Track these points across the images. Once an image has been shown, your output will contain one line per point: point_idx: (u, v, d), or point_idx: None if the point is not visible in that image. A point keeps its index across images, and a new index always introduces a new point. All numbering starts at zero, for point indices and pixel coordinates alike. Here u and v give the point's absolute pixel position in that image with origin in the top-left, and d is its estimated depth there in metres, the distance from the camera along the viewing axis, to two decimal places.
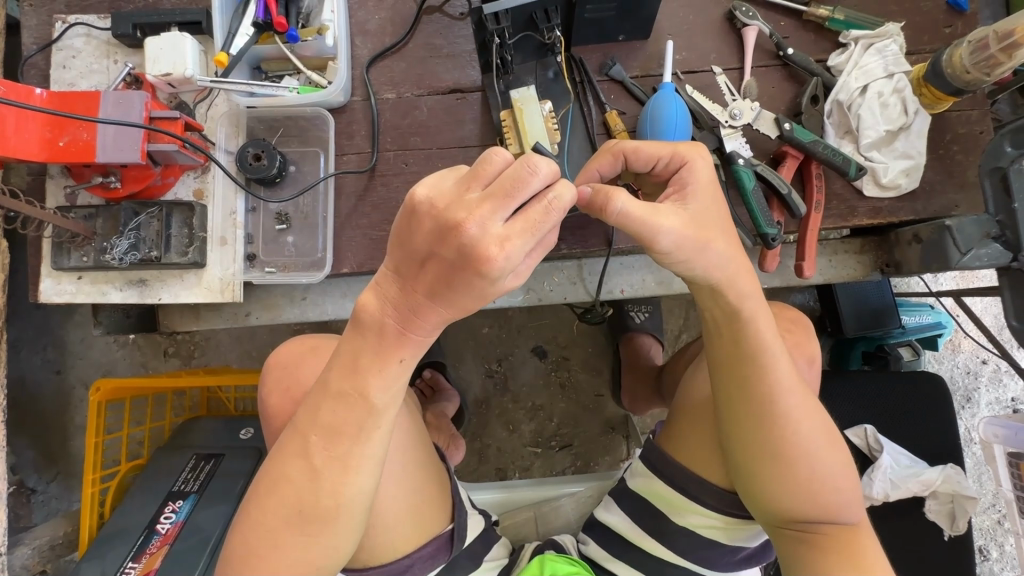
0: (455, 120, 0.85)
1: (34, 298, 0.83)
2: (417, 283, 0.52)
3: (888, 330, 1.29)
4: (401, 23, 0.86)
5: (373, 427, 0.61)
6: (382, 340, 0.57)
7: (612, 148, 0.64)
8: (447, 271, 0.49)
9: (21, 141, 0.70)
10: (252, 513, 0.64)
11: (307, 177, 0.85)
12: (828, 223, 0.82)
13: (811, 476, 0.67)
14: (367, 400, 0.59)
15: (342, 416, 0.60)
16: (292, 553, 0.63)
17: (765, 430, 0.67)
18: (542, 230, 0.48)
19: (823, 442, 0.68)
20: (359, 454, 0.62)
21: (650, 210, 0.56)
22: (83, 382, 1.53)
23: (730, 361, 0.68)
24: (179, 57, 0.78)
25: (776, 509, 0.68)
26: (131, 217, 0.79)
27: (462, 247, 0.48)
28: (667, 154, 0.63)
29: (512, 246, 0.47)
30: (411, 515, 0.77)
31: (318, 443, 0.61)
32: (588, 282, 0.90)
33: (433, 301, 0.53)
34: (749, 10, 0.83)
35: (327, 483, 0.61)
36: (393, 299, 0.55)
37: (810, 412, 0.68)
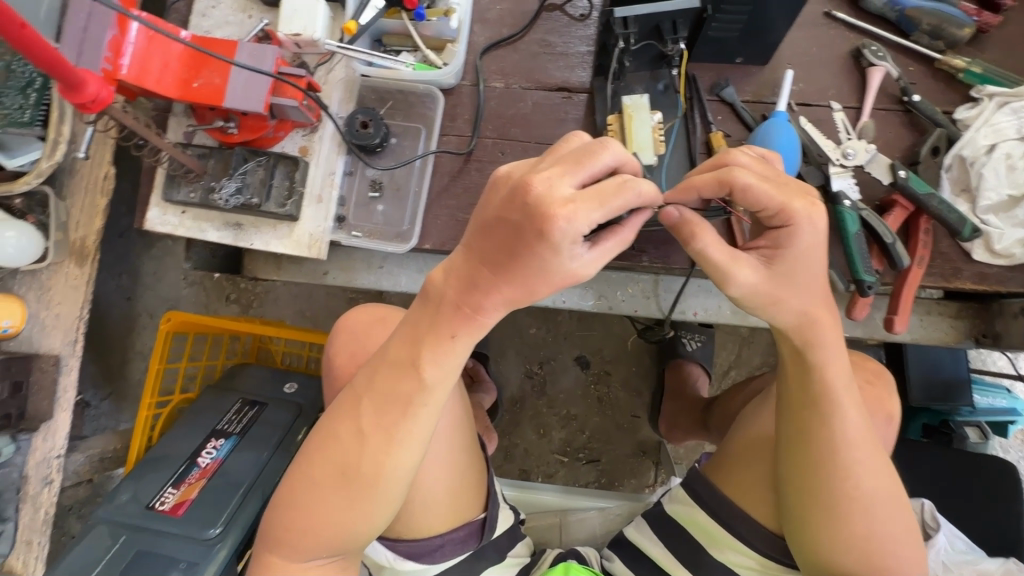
0: (557, 118, 0.86)
1: (139, 224, 0.88)
2: (484, 268, 0.53)
3: (956, 405, 1.24)
4: (521, 16, 0.88)
5: (423, 402, 0.60)
6: (452, 320, 0.57)
7: (725, 177, 0.57)
8: (508, 241, 0.50)
9: (162, 76, 0.74)
10: (298, 466, 0.64)
11: (406, 151, 0.87)
12: (928, 281, 0.78)
13: (870, 537, 0.63)
14: (419, 375, 0.59)
15: (395, 385, 0.60)
16: (331, 515, 0.62)
17: (826, 478, 0.64)
18: (612, 203, 0.49)
19: (886, 501, 0.64)
20: (404, 427, 0.61)
21: (732, 258, 0.58)
22: (148, 312, 1.63)
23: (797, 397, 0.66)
24: (310, 20, 0.81)
25: (824, 563, 0.65)
26: (241, 162, 0.83)
27: (527, 207, 0.48)
28: (775, 207, 0.57)
29: (576, 209, 0.47)
30: (450, 498, 0.78)
31: (369, 408, 0.61)
32: (662, 299, 0.87)
33: (499, 280, 0.53)
34: (878, 51, 0.80)
35: (371, 450, 0.61)
36: (469, 283, 0.55)
37: (879, 468, 0.64)
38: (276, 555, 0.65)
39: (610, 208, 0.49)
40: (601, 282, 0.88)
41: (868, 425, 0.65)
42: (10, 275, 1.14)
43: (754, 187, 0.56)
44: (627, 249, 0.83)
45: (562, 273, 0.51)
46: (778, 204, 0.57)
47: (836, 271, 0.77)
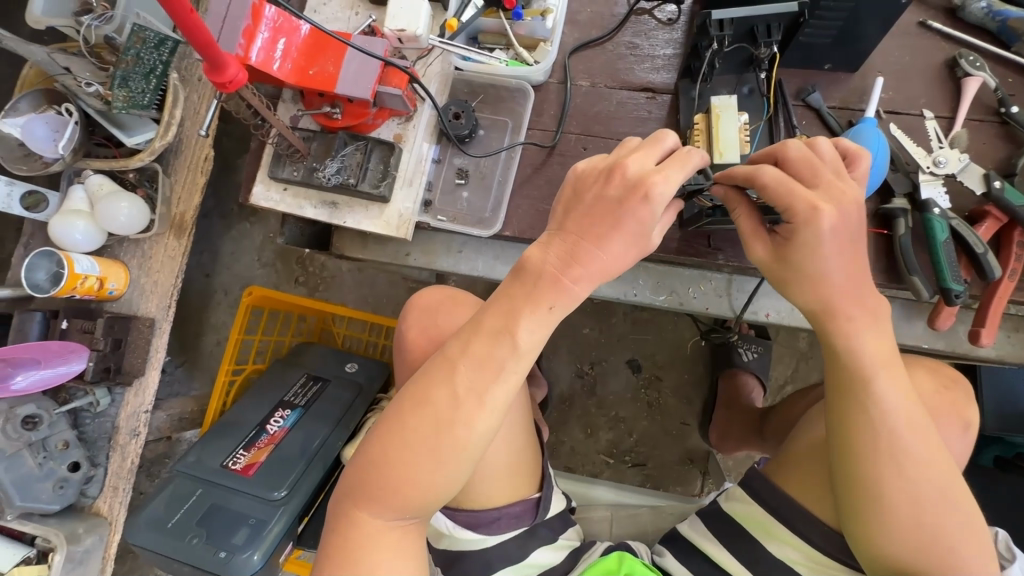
0: (640, 117, 0.89)
1: (244, 199, 0.96)
2: (577, 236, 0.64)
3: None
4: (610, 19, 0.92)
5: (511, 364, 0.63)
6: (549, 292, 0.63)
7: (752, 171, 0.64)
8: (610, 207, 0.63)
9: (282, 63, 0.82)
10: (388, 428, 0.65)
11: (493, 143, 0.92)
12: (1021, 295, 0.76)
13: (932, 538, 0.62)
14: (515, 339, 0.63)
15: (490, 348, 0.63)
16: (419, 474, 0.63)
17: (879, 469, 0.63)
18: (691, 163, 0.62)
19: (948, 500, 0.62)
20: (495, 392, 0.63)
21: (753, 235, 0.68)
22: (223, 288, 1.74)
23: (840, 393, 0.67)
24: (414, 17, 0.86)
25: (884, 558, 0.64)
26: (342, 146, 0.90)
27: (625, 180, 0.62)
28: (783, 205, 0.63)
29: (668, 173, 0.61)
30: (508, 470, 0.81)
31: (466, 372, 0.63)
32: (734, 298, 0.88)
33: (596, 244, 0.63)
34: (975, 61, 0.80)
35: (465, 412, 0.62)
36: (570, 259, 0.64)
37: (940, 460, 0.63)
38: (359, 516, 0.65)
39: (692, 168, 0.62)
40: (673, 278, 0.89)
41: (926, 423, 0.64)
42: (118, 242, 1.25)
43: (771, 181, 0.63)
44: (703, 247, 0.84)
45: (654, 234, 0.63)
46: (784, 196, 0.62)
47: (921, 278, 0.75)
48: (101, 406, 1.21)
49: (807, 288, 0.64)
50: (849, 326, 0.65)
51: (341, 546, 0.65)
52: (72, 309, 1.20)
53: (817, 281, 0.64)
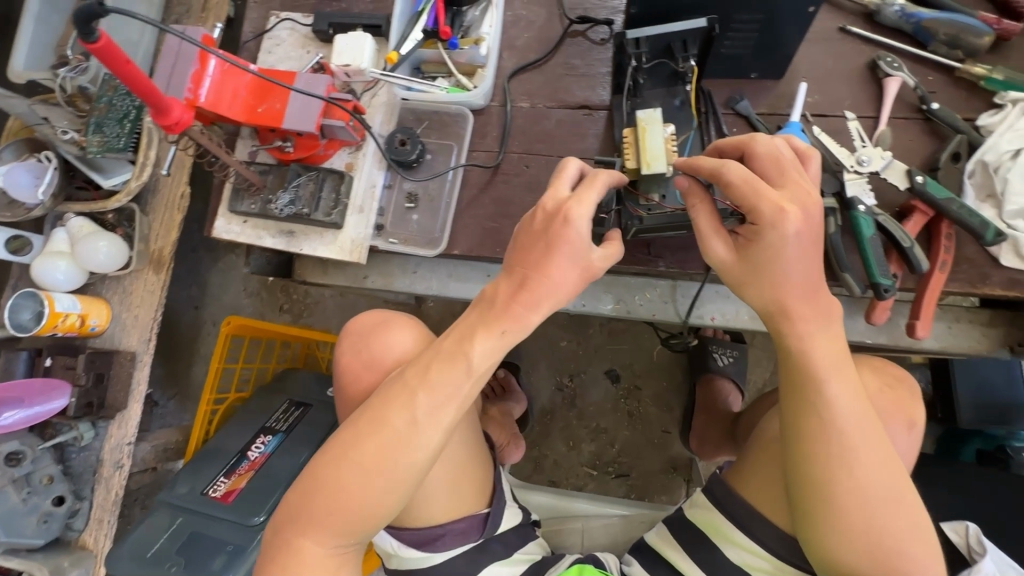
0: (579, 133, 0.92)
1: (207, 233, 1.00)
2: (519, 266, 0.64)
3: (1012, 429, 1.19)
4: (547, 42, 0.96)
5: (463, 384, 0.65)
6: (500, 320, 0.64)
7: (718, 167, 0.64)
8: (539, 234, 0.63)
9: (232, 103, 0.86)
10: (342, 452, 0.65)
11: (440, 166, 0.95)
12: (954, 286, 0.77)
13: (883, 543, 0.63)
14: (469, 362, 0.64)
15: (443, 372, 0.65)
16: (370, 495, 0.64)
17: (819, 475, 0.63)
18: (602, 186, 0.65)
19: (896, 502, 0.63)
20: (449, 415, 0.65)
21: (712, 233, 0.67)
22: (212, 319, 1.79)
23: (794, 396, 0.66)
24: (358, 52, 0.92)
25: (830, 560, 0.65)
26: (295, 177, 0.94)
27: (546, 211, 0.64)
28: (746, 205, 0.62)
29: (580, 199, 0.64)
30: (459, 485, 0.82)
31: (424, 398, 0.64)
32: (679, 303, 0.90)
33: (535, 270, 0.63)
34: (893, 61, 0.82)
35: (422, 434, 0.64)
36: (518, 283, 0.64)
37: (883, 463, 0.63)
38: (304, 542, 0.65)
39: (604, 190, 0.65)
40: (620, 287, 0.92)
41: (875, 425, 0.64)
42: (100, 279, 1.30)
43: (735, 182, 0.63)
44: (644, 255, 0.87)
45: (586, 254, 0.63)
46: (750, 195, 0.62)
47: (852, 275, 0.76)
48: (85, 440, 1.25)
49: (767, 288, 0.64)
50: (802, 330, 0.64)
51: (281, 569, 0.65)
52: (57, 346, 1.25)
53: (773, 282, 0.64)
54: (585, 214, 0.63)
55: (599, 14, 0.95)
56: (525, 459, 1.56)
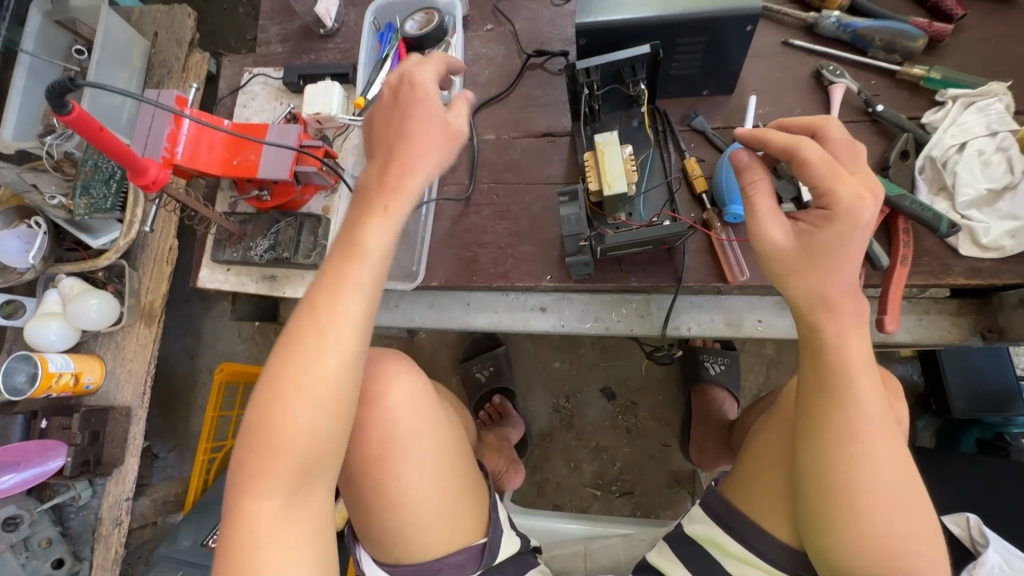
0: (544, 160, 0.95)
1: (193, 283, 1.03)
2: (384, 152, 0.66)
3: (1010, 417, 1.18)
4: (507, 76, 1.00)
5: (341, 330, 0.62)
6: (376, 193, 0.64)
7: (796, 145, 0.64)
8: (386, 105, 0.67)
9: (209, 159, 0.89)
10: (241, 461, 0.61)
11: (414, 201, 0.99)
12: (917, 279, 0.79)
13: (884, 537, 0.67)
14: (325, 331, 0.62)
15: (316, 313, 0.62)
16: (280, 503, 0.60)
17: (835, 470, 0.67)
18: (422, 85, 0.65)
19: (904, 496, 0.67)
20: (326, 392, 0.61)
21: (771, 214, 0.69)
22: (208, 367, 1.81)
23: (817, 390, 0.70)
24: (328, 100, 0.97)
25: (837, 562, 0.68)
26: (274, 223, 0.97)
27: (394, 91, 0.67)
28: (822, 188, 0.64)
29: (422, 69, 0.66)
30: (445, 516, 0.79)
31: (301, 397, 0.60)
32: (656, 316, 0.91)
33: (388, 161, 0.65)
34: (836, 69, 0.86)
35: (300, 427, 0.60)
36: (386, 167, 0.65)
37: (895, 460, 0.68)
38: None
39: (429, 81, 0.66)
40: (596, 305, 0.93)
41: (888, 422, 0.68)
42: (93, 337, 1.32)
43: (812, 164, 0.64)
44: (616, 272, 0.88)
45: (440, 126, 0.66)
46: (830, 181, 0.64)
47: None
48: (83, 499, 1.25)
49: (827, 274, 0.66)
50: (837, 324, 0.68)
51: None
52: (52, 407, 1.26)
53: (826, 272, 0.67)
54: (428, 75, 0.66)
55: (554, 46, 1.00)
56: (527, 484, 1.55)
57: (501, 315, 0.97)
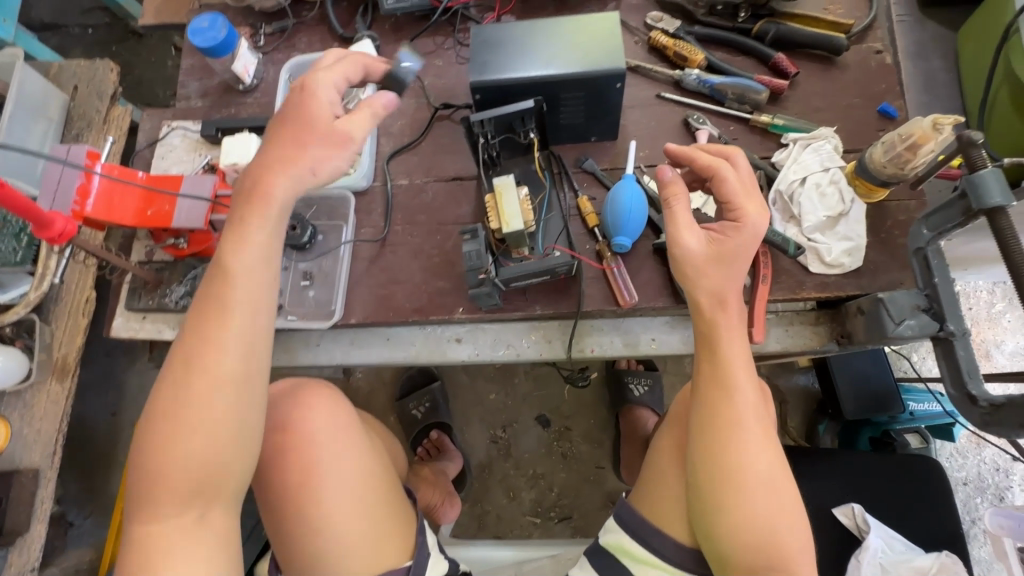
0: (454, 201, 1.03)
1: (106, 332, 1.02)
2: (284, 130, 0.75)
3: (892, 414, 1.34)
4: (418, 127, 1.09)
5: (241, 276, 0.73)
6: (230, 236, 0.74)
7: (716, 165, 0.81)
8: (296, 105, 0.75)
9: (122, 210, 0.91)
10: (169, 376, 0.71)
11: (332, 244, 1.03)
12: (777, 296, 0.91)
13: (760, 517, 0.75)
14: (227, 309, 0.72)
15: (207, 308, 0.72)
16: (220, 413, 0.70)
17: (722, 454, 0.76)
18: (318, 92, 0.75)
19: (778, 476, 0.77)
20: (218, 348, 0.71)
21: (687, 224, 0.80)
22: (132, 423, 1.73)
23: (707, 383, 0.80)
24: (244, 152, 1.01)
25: (725, 544, 0.75)
26: (191, 269, 0.99)
27: (299, 103, 0.75)
28: (735, 202, 0.80)
29: (327, 83, 0.76)
30: (372, 541, 0.80)
31: (199, 354, 0.70)
32: (563, 340, 0.99)
33: (282, 143, 0.74)
34: (700, 118, 1.00)
35: (188, 388, 0.70)
36: (291, 132, 0.75)
37: (767, 448, 0.77)
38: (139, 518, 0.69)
39: (330, 94, 0.76)
40: (508, 333, 1.00)
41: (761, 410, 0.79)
42: None
43: (729, 181, 0.80)
44: (522, 301, 0.96)
45: (320, 118, 0.75)
46: (740, 200, 0.80)
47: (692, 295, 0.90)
48: None
49: (730, 274, 0.80)
50: (726, 325, 0.80)
51: (140, 508, 0.69)
52: None
53: (731, 276, 0.80)
54: (330, 90, 0.76)
55: (460, 99, 1.10)
56: (467, 518, 1.57)
57: (420, 348, 1.02)
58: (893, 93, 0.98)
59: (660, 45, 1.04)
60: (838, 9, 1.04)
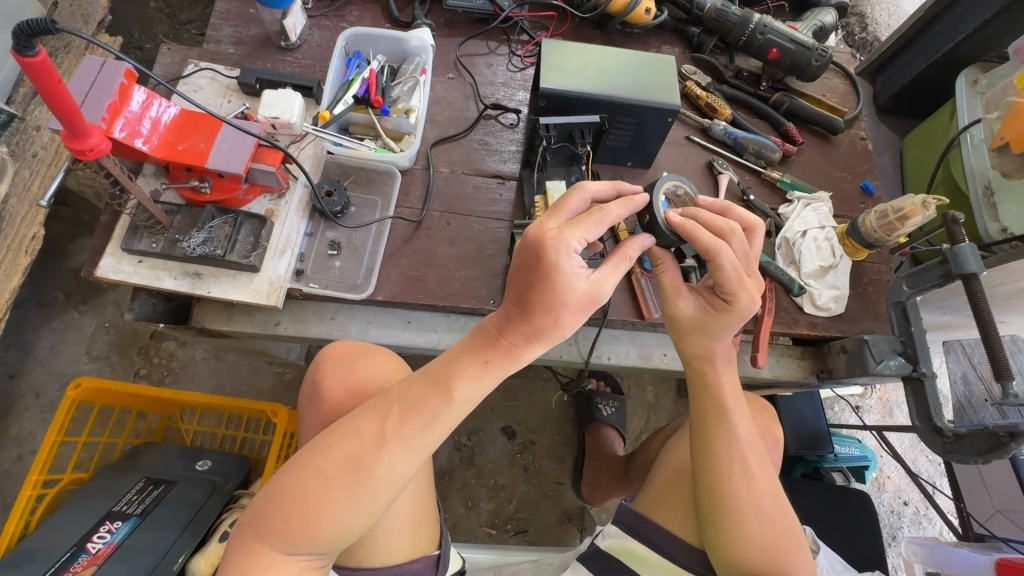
0: (493, 197, 1.06)
1: (88, 273, 0.90)
2: (525, 293, 0.64)
3: (822, 453, 1.48)
4: (463, 121, 1.11)
5: (482, 372, 0.68)
6: (489, 346, 0.68)
7: (713, 248, 0.74)
8: (532, 263, 0.63)
9: (151, 139, 0.86)
10: (360, 419, 0.68)
11: (364, 217, 1.01)
12: (776, 328, 1.02)
13: (763, 531, 0.79)
14: (449, 391, 0.67)
15: (424, 399, 0.67)
16: (395, 484, 0.67)
17: (726, 478, 0.81)
18: (588, 223, 0.64)
19: (771, 496, 0.81)
20: (422, 437, 0.67)
21: (674, 290, 0.83)
22: (34, 391, 1.46)
23: (702, 414, 0.85)
24: (288, 108, 0.95)
25: (736, 560, 0.79)
26: (209, 219, 0.91)
27: (547, 274, 0.62)
28: (731, 289, 0.77)
29: (568, 235, 0.62)
30: (411, 525, 0.80)
31: (396, 415, 0.67)
32: (582, 345, 1.03)
33: (529, 311, 0.65)
34: (723, 164, 1.12)
35: (387, 451, 0.66)
36: (530, 311, 0.65)
37: (763, 473, 0.82)
38: (254, 557, 0.65)
39: (589, 228, 0.64)
40: None
41: (753, 436, 0.85)
42: None
43: (724, 269, 0.75)
44: None
45: (575, 296, 0.64)
46: (735, 286, 0.76)
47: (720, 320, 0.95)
48: None
49: (713, 338, 0.83)
50: (718, 371, 0.86)
51: (279, 531, 0.64)
52: None
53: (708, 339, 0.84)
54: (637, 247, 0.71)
55: (508, 103, 1.13)
56: None
57: (440, 335, 1.01)
58: (871, 175, 1.18)
59: (694, 94, 1.16)
60: (833, 98, 1.23)
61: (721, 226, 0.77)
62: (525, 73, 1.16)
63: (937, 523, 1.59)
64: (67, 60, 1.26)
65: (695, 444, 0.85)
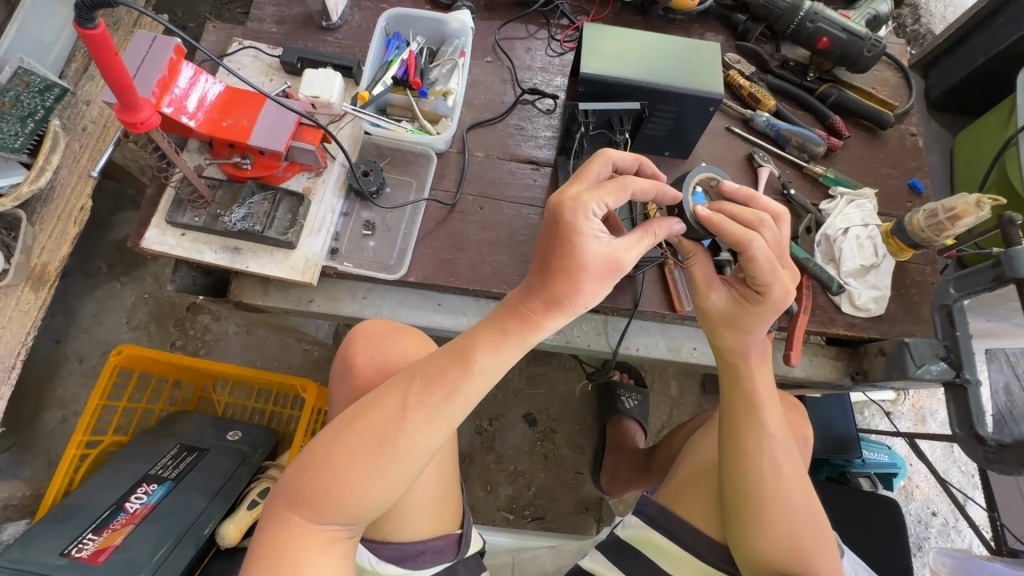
0: (527, 183, 1.05)
1: (134, 244, 0.93)
2: (545, 260, 0.66)
3: (850, 458, 1.44)
4: (500, 105, 1.10)
5: (501, 345, 0.68)
6: (514, 320, 0.68)
7: (743, 240, 0.73)
8: (553, 228, 0.65)
9: (196, 114, 0.88)
10: (384, 392, 0.69)
11: (399, 199, 1.02)
12: (812, 327, 1.00)
13: (791, 531, 0.78)
14: (468, 363, 0.68)
15: (445, 371, 0.68)
16: (415, 456, 0.67)
17: (756, 476, 0.79)
18: (608, 188, 0.66)
19: (801, 497, 0.80)
20: (442, 409, 0.68)
21: (705, 283, 0.83)
22: (78, 356, 1.53)
23: (732, 410, 0.84)
24: (329, 87, 0.97)
25: (760, 556, 0.78)
26: (249, 195, 0.94)
27: (567, 237, 0.64)
28: (763, 281, 0.76)
29: (585, 198, 0.64)
30: (434, 504, 0.82)
31: (418, 388, 0.68)
32: (610, 335, 1.03)
33: (549, 279, 0.65)
34: (763, 156, 1.09)
35: (410, 422, 0.67)
36: (547, 279, 0.65)
37: (794, 472, 0.81)
38: (287, 523, 0.67)
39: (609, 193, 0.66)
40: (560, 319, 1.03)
41: (784, 435, 0.83)
42: None
43: (757, 259, 0.74)
44: None
45: (595, 260, 0.64)
46: (768, 277, 0.76)
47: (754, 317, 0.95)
48: None
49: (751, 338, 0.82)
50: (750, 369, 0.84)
51: (312, 500, 0.66)
52: None
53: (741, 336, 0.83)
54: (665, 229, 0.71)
55: (545, 89, 1.12)
56: None
57: (470, 318, 1.01)
58: (920, 172, 1.13)
59: (736, 84, 1.13)
60: (884, 91, 1.19)
61: (750, 218, 0.76)
62: (564, 58, 1.15)
63: (967, 536, 1.54)
64: (117, 37, 1.29)
65: (724, 440, 0.84)
